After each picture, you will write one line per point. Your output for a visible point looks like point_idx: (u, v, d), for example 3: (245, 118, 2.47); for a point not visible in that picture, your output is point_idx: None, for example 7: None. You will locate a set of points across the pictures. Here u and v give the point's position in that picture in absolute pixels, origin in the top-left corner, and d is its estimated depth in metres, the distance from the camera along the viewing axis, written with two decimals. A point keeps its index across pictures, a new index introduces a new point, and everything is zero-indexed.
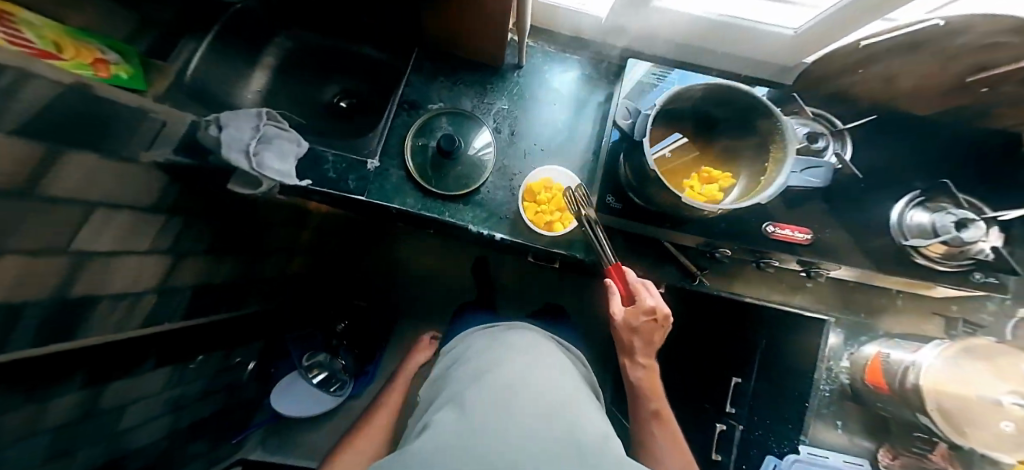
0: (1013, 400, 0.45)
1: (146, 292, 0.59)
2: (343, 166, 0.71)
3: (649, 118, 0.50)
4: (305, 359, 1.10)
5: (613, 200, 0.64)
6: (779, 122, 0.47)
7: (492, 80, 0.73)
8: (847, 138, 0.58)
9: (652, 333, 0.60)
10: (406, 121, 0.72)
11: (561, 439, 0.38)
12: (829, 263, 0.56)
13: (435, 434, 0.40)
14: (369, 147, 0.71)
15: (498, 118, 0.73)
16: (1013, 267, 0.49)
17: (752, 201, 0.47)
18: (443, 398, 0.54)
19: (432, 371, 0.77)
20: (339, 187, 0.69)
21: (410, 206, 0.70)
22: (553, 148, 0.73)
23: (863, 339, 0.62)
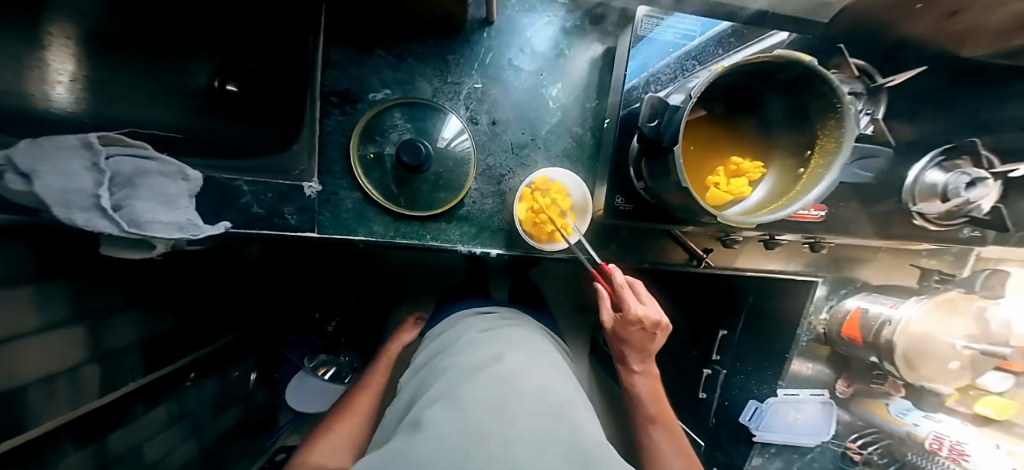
0: (966, 344, 0.55)
1: (83, 364, 0.49)
2: (268, 195, 0.50)
3: (682, 114, 0.40)
4: (307, 360, 0.92)
5: (622, 201, 0.56)
6: (840, 104, 0.39)
7: (453, 50, 0.54)
8: (882, 97, 0.52)
9: (644, 339, 0.52)
10: (343, 122, 0.52)
11: (564, 447, 0.35)
12: (834, 237, 0.56)
13: (426, 447, 0.35)
14: (301, 168, 0.52)
15: (470, 103, 0.56)
16: (1004, 223, 0.51)
17: (795, 205, 0.43)
18: (429, 392, 0.48)
19: (414, 358, 0.69)
20: (274, 225, 0.50)
21: (379, 236, 0.55)
22: (544, 135, 0.59)
23: (844, 291, 0.68)
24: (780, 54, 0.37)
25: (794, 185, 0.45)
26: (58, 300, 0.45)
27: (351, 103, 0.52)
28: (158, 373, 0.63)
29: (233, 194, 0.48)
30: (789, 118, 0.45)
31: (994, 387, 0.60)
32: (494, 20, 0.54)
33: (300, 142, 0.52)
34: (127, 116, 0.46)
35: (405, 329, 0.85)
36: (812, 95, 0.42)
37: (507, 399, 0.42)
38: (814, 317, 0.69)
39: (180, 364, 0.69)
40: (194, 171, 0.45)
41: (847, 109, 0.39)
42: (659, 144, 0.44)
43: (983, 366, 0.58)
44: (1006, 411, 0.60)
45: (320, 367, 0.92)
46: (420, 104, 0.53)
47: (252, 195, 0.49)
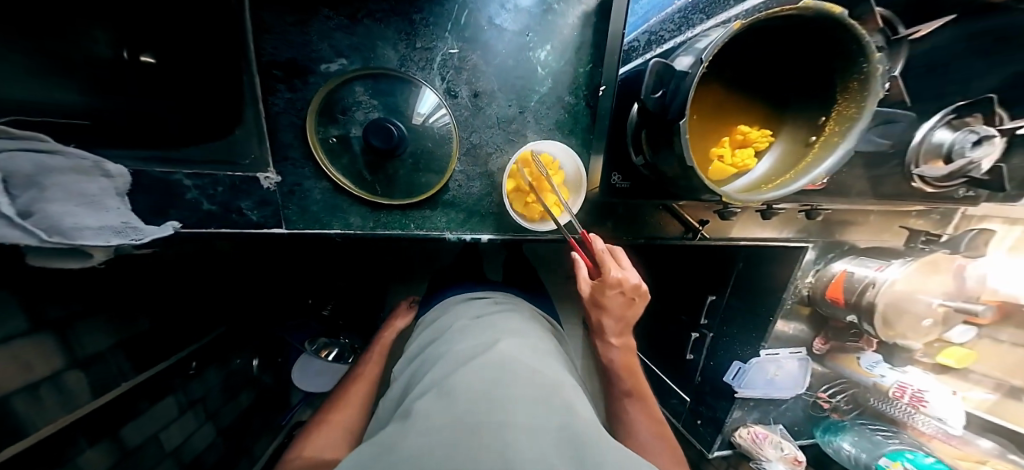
0: (942, 302, 0.59)
1: (64, 371, 0.46)
2: (219, 189, 0.43)
3: (692, 80, 0.34)
4: (307, 344, 0.87)
5: (618, 178, 0.52)
6: (868, 64, 0.35)
7: (420, 6, 0.45)
8: (902, 54, 0.48)
9: (623, 307, 0.52)
10: (295, 101, 0.44)
11: (562, 438, 0.34)
12: (832, 202, 0.55)
13: (417, 440, 0.33)
14: (254, 155, 0.44)
15: (447, 72, 0.48)
16: (1002, 183, 0.51)
17: (806, 179, 0.40)
18: (421, 382, 0.47)
19: (408, 347, 0.66)
20: (231, 223, 0.44)
21: (356, 228, 0.49)
22: (533, 107, 0.53)
23: (832, 255, 0.68)
24: (812, 3, 0.32)
25: (805, 155, 0.42)
26: (3, 315, 0.39)
27: (300, 77, 0.43)
28: (152, 370, 0.59)
29: (176, 189, 0.41)
30: (806, 80, 0.41)
31: (956, 338, 0.69)
32: None
33: (244, 126, 0.44)
34: (29, 101, 0.36)
35: (400, 314, 0.86)
36: (837, 52, 0.37)
37: (501, 384, 0.40)
38: (801, 281, 0.69)
39: (178, 358, 0.64)
40: (116, 164, 0.37)
41: (874, 69, 0.35)
42: (663, 118, 0.39)
43: (952, 318, 0.62)
44: (966, 360, 0.68)
45: (321, 349, 0.89)
46: (386, 75, 0.45)
47: (199, 190, 0.42)
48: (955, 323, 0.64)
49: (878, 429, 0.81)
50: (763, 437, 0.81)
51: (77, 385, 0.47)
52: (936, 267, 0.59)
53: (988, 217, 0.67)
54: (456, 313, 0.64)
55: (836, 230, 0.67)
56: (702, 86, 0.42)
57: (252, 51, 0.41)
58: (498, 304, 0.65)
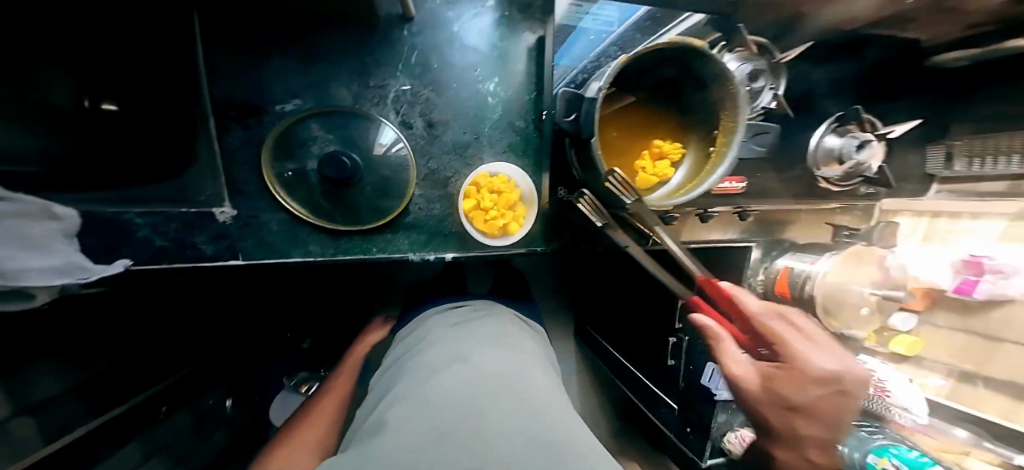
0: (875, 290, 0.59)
1: (11, 418, 0.43)
2: (171, 224, 0.45)
3: (595, 105, 0.39)
4: (288, 379, 0.88)
5: (566, 191, 0.58)
6: (730, 83, 0.40)
7: (374, 49, 0.51)
8: (782, 72, 0.56)
9: (814, 411, 0.41)
10: (251, 138, 0.47)
11: (547, 440, 0.34)
12: (759, 203, 0.60)
13: (390, 445, 0.32)
14: (208, 192, 0.47)
15: (401, 106, 0.53)
16: (889, 181, 0.64)
17: (702, 186, 0.44)
18: (395, 392, 0.45)
19: (385, 359, 0.64)
20: (186, 257, 0.46)
21: (316, 256, 0.50)
22: (486, 131, 0.58)
23: (776, 252, 0.68)
24: (666, 40, 0.38)
25: (705, 163, 0.46)
26: None
27: (255, 116, 0.47)
28: (107, 415, 0.55)
29: (126, 228, 0.43)
30: (700, 99, 0.46)
31: (903, 326, 0.64)
32: (414, 16, 0.52)
33: (200, 163, 0.47)
34: None
35: (374, 329, 0.85)
36: (709, 74, 0.42)
37: (480, 391, 0.40)
38: (751, 278, 0.68)
39: (135, 402, 0.60)
40: (64, 207, 0.38)
41: (735, 87, 0.40)
42: (580, 137, 0.44)
43: (888, 310, 0.62)
44: (915, 347, 0.63)
45: (303, 384, 0.88)
46: (339, 112, 0.49)
47: (151, 227, 0.44)
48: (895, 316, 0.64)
49: None
50: None
51: (23, 433, 0.45)
52: (860, 256, 0.62)
53: (897, 211, 0.69)
54: (437, 324, 0.63)
55: (775, 229, 0.71)
56: (611, 108, 0.47)
57: (207, 96, 0.45)
58: (481, 316, 0.65)
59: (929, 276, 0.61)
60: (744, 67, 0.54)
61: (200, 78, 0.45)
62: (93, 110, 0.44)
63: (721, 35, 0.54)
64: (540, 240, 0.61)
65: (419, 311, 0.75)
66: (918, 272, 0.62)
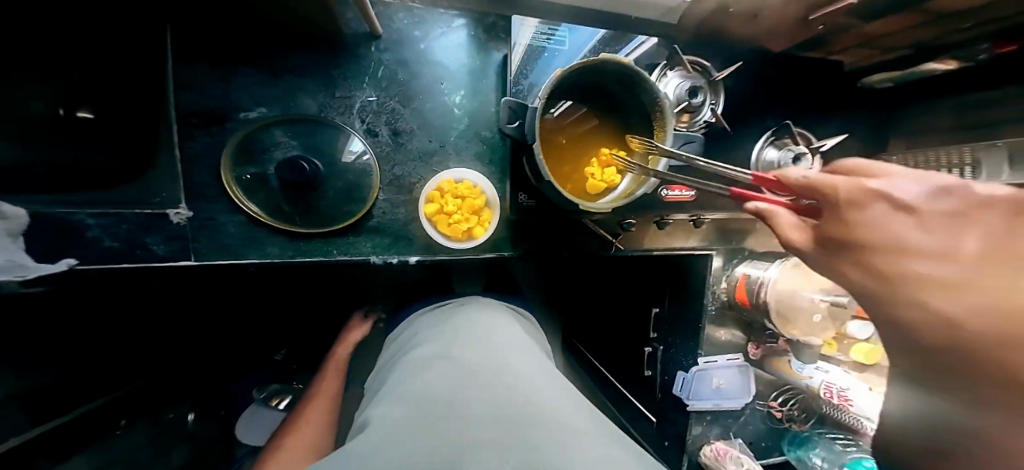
0: (822, 298, 0.65)
1: None
2: (122, 225, 0.46)
3: (535, 114, 0.43)
4: (257, 391, 0.85)
5: (524, 196, 0.62)
6: (658, 96, 0.46)
7: (342, 63, 0.55)
8: (720, 89, 0.62)
9: (934, 202, 0.26)
10: (212, 144, 0.50)
11: (564, 430, 0.28)
12: (708, 211, 0.68)
13: (370, 435, 0.27)
14: (163, 194, 0.49)
15: (366, 115, 0.56)
16: None
17: (639, 192, 0.48)
18: (384, 391, 0.40)
19: (378, 365, 0.58)
20: (138, 258, 0.47)
21: (273, 258, 0.51)
22: (450, 140, 0.61)
23: (735, 261, 0.75)
24: (602, 55, 0.42)
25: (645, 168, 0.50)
26: None
27: (217, 124, 0.50)
28: (46, 425, 0.49)
29: (77, 230, 0.44)
30: (633, 110, 0.50)
31: (859, 334, 0.65)
32: (381, 34, 0.57)
33: (160, 168, 0.49)
34: None
35: (354, 326, 0.84)
36: (640, 87, 0.47)
37: (476, 378, 0.36)
38: (715, 287, 0.75)
39: (75, 416, 0.54)
40: (11, 206, 0.40)
41: (663, 101, 0.45)
42: (525, 143, 0.47)
43: (840, 314, 0.67)
44: (875, 355, 0.65)
45: (273, 398, 0.85)
46: (302, 120, 0.52)
47: (102, 228, 0.45)
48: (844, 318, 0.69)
49: (836, 436, 0.82)
50: (725, 454, 0.81)
51: None
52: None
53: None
54: (431, 324, 0.57)
55: (734, 237, 0.74)
56: (553, 119, 0.52)
57: (171, 104, 0.48)
58: (477, 309, 0.59)
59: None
60: (683, 83, 0.59)
61: (166, 88, 0.48)
62: (69, 118, 0.46)
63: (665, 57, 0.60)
64: (506, 245, 0.63)
65: (405, 317, 0.72)
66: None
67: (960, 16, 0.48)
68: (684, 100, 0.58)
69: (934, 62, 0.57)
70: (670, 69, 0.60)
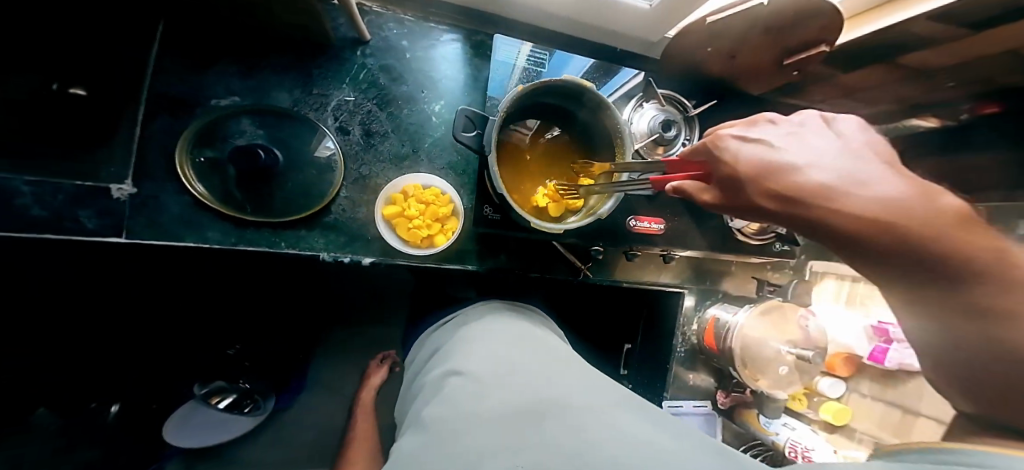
0: (788, 350, 0.62)
1: None
2: (58, 195, 0.44)
3: (494, 127, 0.44)
4: (199, 387, 0.80)
5: (490, 210, 0.58)
6: (620, 124, 0.49)
7: (324, 63, 0.58)
8: (695, 124, 0.66)
9: (760, 130, 0.32)
10: (170, 127, 0.51)
11: (580, 420, 0.27)
12: (677, 247, 0.66)
13: (408, 461, 0.28)
14: (112, 170, 0.48)
15: (340, 114, 0.58)
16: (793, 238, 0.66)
17: (594, 215, 0.49)
18: (411, 412, 0.41)
19: (407, 373, 0.59)
20: (62, 230, 0.44)
21: (212, 243, 0.50)
22: (423, 147, 0.62)
23: (708, 302, 0.72)
24: (566, 78, 0.46)
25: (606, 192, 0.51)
26: None
27: (187, 108, 0.52)
28: None
29: (6, 194, 0.41)
30: (595, 138, 0.54)
31: (831, 393, 0.70)
32: (368, 40, 0.60)
33: (117, 143, 0.49)
34: None
35: (371, 372, 0.90)
36: (605, 114, 0.50)
37: (491, 375, 0.36)
38: (685, 328, 0.72)
39: None
40: None
41: (624, 129, 0.49)
42: (482, 154, 0.47)
43: (808, 369, 0.63)
44: (842, 416, 0.68)
45: (214, 395, 0.81)
46: (275, 113, 0.54)
47: (36, 197, 0.42)
48: (815, 375, 0.65)
49: None
50: None
51: None
52: (854, 302, 0.69)
53: (827, 274, 0.73)
54: (449, 323, 0.57)
55: (710, 278, 0.72)
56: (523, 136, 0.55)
57: (145, 85, 0.51)
58: (490, 303, 0.59)
59: (850, 343, 0.68)
60: (658, 115, 0.63)
61: (140, 70, 0.50)
62: (60, 93, 0.45)
63: (639, 90, 0.66)
64: (472, 258, 0.62)
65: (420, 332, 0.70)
66: (835, 338, 0.69)
67: (942, 74, 0.50)
68: (658, 131, 0.61)
69: (917, 119, 0.57)
70: (645, 101, 0.65)
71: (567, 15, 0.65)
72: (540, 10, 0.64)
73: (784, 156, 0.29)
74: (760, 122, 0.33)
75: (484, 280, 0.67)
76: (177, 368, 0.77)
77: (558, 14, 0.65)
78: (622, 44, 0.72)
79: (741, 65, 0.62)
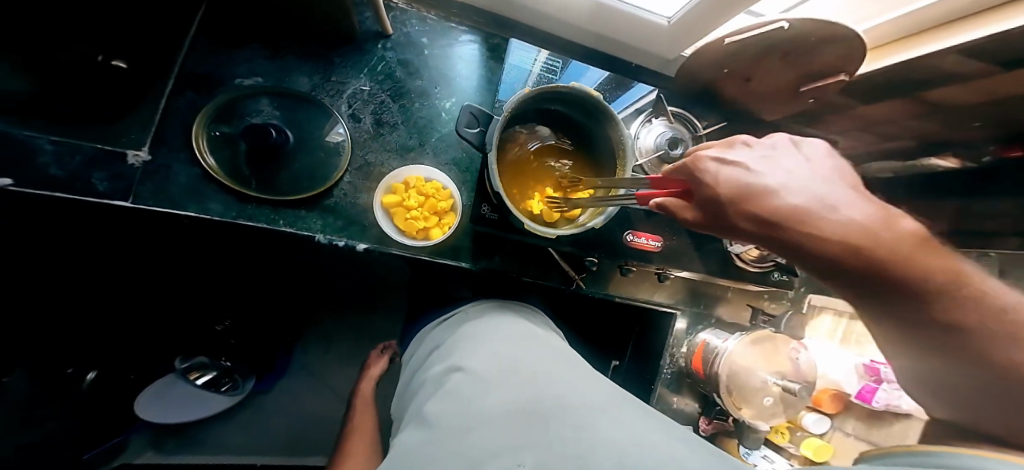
0: (775, 381, 0.60)
1: None
2: (76, 156, 0.46)
3: (496, 125, 0.45)
4: (180, 361, 0.81)
5: (488, 209, 0.58)
6: (623, 135, 0.49)
7: (345, 53, 0.61)
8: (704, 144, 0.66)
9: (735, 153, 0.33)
10: (195, 101, 0.55)
11: (580, 419, 0.28)
12: (674, 266, 0.65)
13: (412, 458, 0.29)
14: (132, 136, 0.50)
15: (354, 103, 0.61)
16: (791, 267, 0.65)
17: (587, 225, 0.49)
18: (412, 409, 0.41)
19: (407, 369, 0.59)
20: (70, 188, 0.44)
21: (212, 214, 0.51)
22: (430, 141, 0.64)
23: (700, 326, 0.71)
24: (573, 84, 0.47)
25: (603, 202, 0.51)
26: None
27: (213, 85, 0.56)
28: None
29: (31, 152, 0.43)
30: (599, 147, 0.55)
31: (814, 428, 0.69)
32: (389, 35, 0.63)
33: (140, 112, 0.52)
34: None
35: (371, 362, 0.89)
36: (610, 123, 0.50)
37: (492, 374, 0.36)
38: (674, 350, 0.70)
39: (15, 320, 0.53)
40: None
41: (626, 141, 0.49)
42: (482, 151, 0.48)
43: (794, 403, 0.61)
44: (822, 453, 0.67)
45: (192, 371, 0.83)
46: (293, 96, 0.57)
47: (55, 156, 0.44)
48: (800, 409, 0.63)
49: None
50: None
51: None
52: (848, 340, 0.69)
53: (825, 309, 0.72)
54: (450, 319, 0.57)
55: (704, 301, 0.70)
56: (527, 136, 0.55)
57: (178, 60, 0.54)
58: (490, 300, 0.59)
59: (839, 379, 0.67)
60: (666, 132, 0.63)
61: (176, 47, 0.54)
62: (104, 64, 0.48)
63: (649, 105, 0.66)
64: (466, 256, 0.61)
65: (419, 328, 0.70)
66: (826, 374, 0.68)
67: (966, 113, 0.48)
68: (664, 147, 0.61)
69: (937, 158, 0.56)
70: (655, 117, 0.64)
71: (583, 25, 0.66)
72: (558, 18, 0.65)
73: (760, 180, 0.31)
74: (736, 144, 0.34)
75: (475, 279, 0.67)
76: (184, 334, 0.81)
77: (575, 24, 0.66)
78: (637, 58, 0.73)
79: (756, 88, 0.60)
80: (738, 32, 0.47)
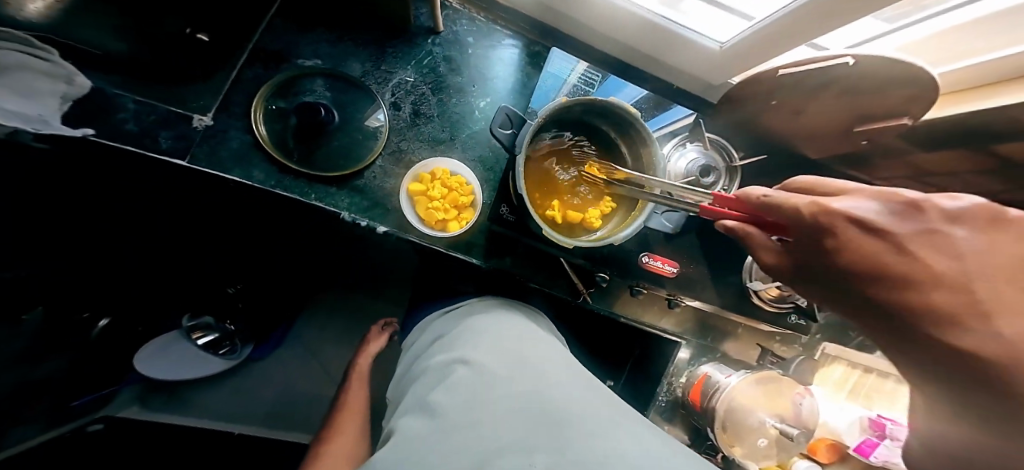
0: (773, 422, 0.58)
1: None
2: (150, 116, 0.53)
3: (527, 130, 0.46)
4: (187, 319, 0.87)
5: (506, 210, 0.59)
6: (654, 153, 0.49)
7: (396, 45, 0.65)
8: (737, 175, 0.63)
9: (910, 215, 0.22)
10: (259, 75, 0.60)
11: (582, 423, 0.29)
12: (686, 295, 0.64)
13: (418, 445, 0.31)
14: (201, 102, 0.56)
15: (398, 92, 0.64)
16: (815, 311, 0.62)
17: (609, 238, 0.49)
18: (412, 397, 0.43)
19: (403, 358, 0.62)
20: (141, 144, 0.52)
21: (255, 180, 0.56)
22: (461, 136, 0.66)
23: (703, 359, 0.68)
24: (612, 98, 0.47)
25: (626, 218, 0.52)
26: None
27: (277, 62, 0.61)
28: None
29: (114, 108, 0.51)
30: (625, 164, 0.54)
31: None
32: (440, 32, 0.66)
33: (213, 81, 0.57)
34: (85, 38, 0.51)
35: (372, 338, 0.94)
36: (643, 141, 0.50)
37: (496, 369, 0.38)
38: (673, 378, 0.68)
39: None
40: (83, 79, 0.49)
41: (657, 160, 0.49)
42: (511, 151, 0.48)
43: (788, 447, 0.60)
44: None
45: (197, 330, 0.89)
46: (343, 79, 0.62)
47: (134, 113, 0.52)
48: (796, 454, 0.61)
49: None
50: None
51: None
52: (854, 393, 0.68)
53: (839, 359, 0.69)
54: (451, 311, 0.60)
55: (713, 335, 0.68)
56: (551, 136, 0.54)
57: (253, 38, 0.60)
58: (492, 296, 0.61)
59: (841, 430, 0.63)
60: (699, 158, 0.61)
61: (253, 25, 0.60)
62: None
63: (685, 129, 0.64)
64: (478, 252, 0.62)
65: (421, 317, 0.72)
66: (828, 423, 0.64)
67: None
68: (695, 173, 0.60)
69: None
70: (689, 142, 0.63)
71: (630, 41, 0.65)
72: (604, 31, 0.65)
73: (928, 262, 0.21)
74: (892, 201, 0.23)
75: (483, 276, 0.68)
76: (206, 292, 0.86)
77: (621, 39, 0.66)
78: (680, 80, 0.71)
79: (804, 124, 0.57)
80: (794, 65, 0.44)
